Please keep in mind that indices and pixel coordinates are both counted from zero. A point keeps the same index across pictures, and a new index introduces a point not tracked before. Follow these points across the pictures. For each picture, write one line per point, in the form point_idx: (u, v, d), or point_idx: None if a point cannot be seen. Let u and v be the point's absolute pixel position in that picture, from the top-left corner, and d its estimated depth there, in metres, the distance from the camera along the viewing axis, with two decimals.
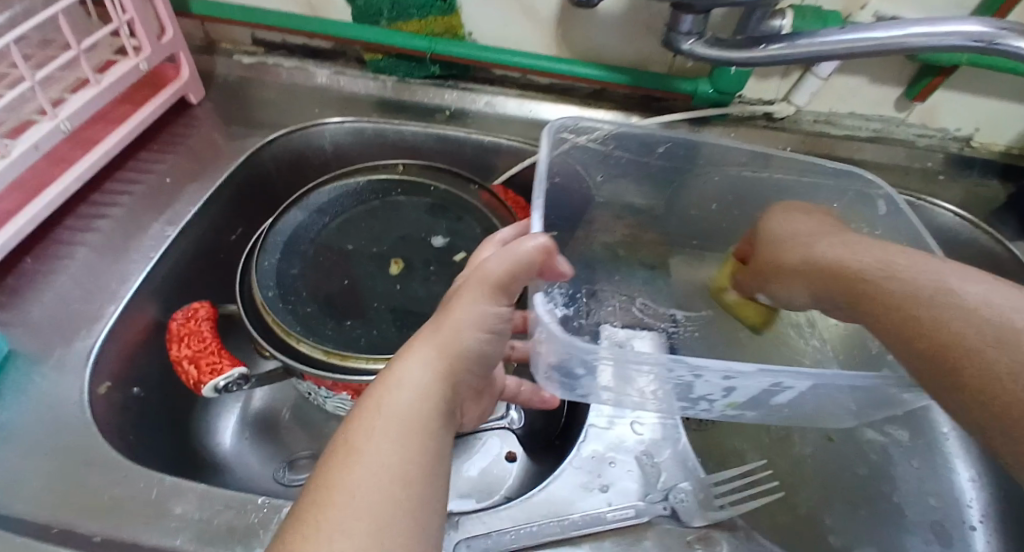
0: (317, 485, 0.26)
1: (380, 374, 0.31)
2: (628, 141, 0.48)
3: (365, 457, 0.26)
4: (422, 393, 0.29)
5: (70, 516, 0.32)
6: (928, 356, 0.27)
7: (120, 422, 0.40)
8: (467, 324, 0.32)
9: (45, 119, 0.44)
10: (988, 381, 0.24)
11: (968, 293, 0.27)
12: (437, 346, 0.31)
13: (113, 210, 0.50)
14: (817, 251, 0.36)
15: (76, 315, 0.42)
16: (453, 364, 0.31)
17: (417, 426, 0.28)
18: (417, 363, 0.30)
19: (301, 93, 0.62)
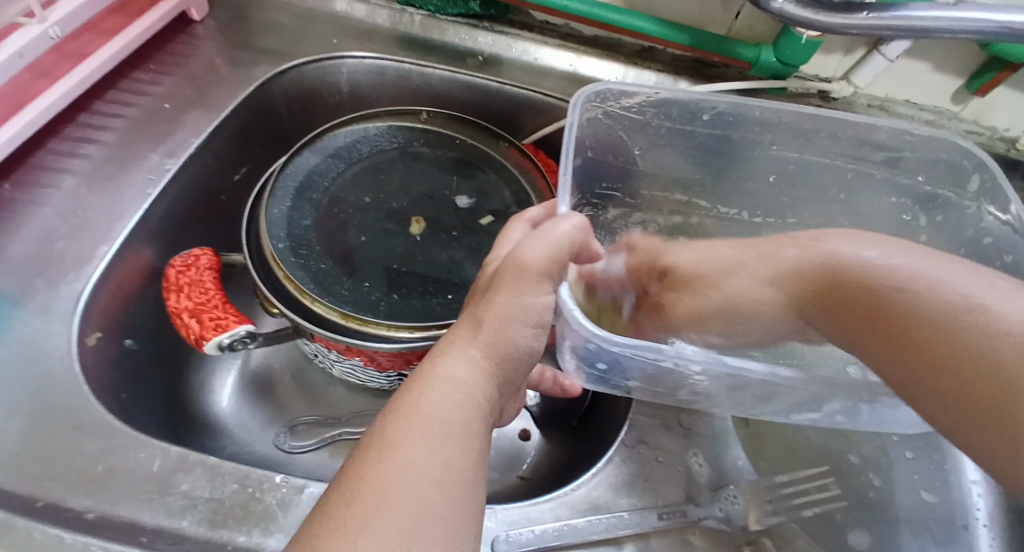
0: (346, 480, 0.22)
1: (419, 367, 0.27)
2: (675, 110, 0.43)
3: (402, 454, 0.22)
4: (467, 391, 0.26)
5: (61, 487, 0.29)
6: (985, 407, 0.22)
7: (111, 378, 0.36)
8: (517, 320, 0.27)
9: (32, 22, 0.38)
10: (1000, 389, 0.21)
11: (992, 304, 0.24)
12: (484, 341, 0.27)
13: (102, 136, 0.44)
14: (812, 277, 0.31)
15: (64, 254, 0.37)
16: (499, 362, 0.27)
17: (460, 426, 0.24)
18: (461, 357, 0.27)
19: (316, 20, 0.55)
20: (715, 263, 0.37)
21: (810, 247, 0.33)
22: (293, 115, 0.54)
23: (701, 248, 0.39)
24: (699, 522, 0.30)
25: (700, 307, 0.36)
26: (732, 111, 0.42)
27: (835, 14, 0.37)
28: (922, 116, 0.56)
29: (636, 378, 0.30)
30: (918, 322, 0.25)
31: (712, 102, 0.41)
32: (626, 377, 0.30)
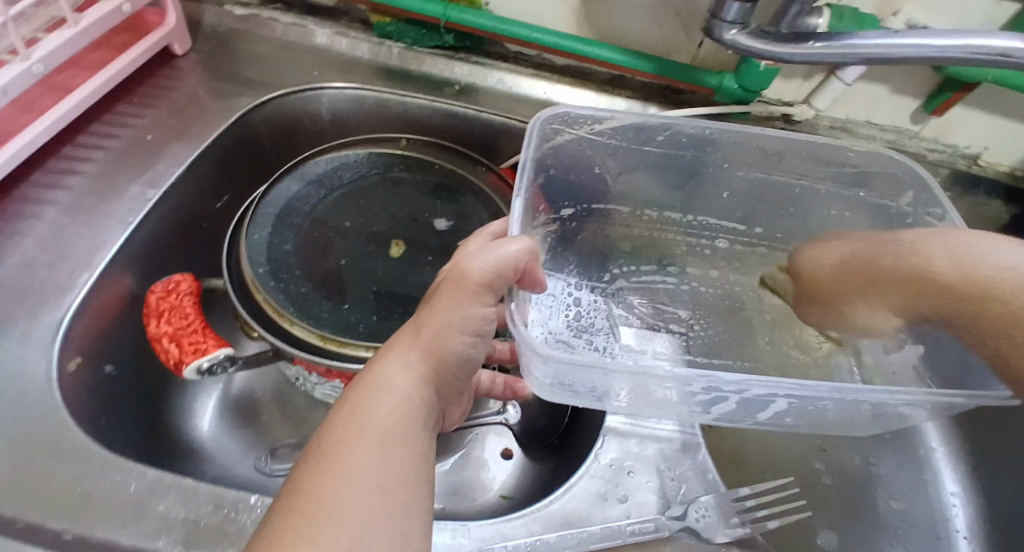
0: (291, 492, 0.24)
1: (358, 376, 0.29)
2: (635, 132, 0.44)
3: (341, 463, 0.24)
4: (404, 398, 0.27)
5: (36, 510, 0.29)
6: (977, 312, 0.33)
7: (90, 404, 0.37)
8: (452, 328, 0.29)
9: (16, 59, 0.39)
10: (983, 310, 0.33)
11: (990, 258, 0.33)
12: (420, 349, 0.29)
13: (86, 166, 0.45)
14: (850, 264, 0.40)
15: (44, 281, 0.38)
16: (435, 367, 0.29)
17: (398, 431, 0.26)
18: (398, 366, 0.28)
19: (299, 53, 0.57)
20: (906, 250, 0.37)
21: (923, 233, 0.37)
22: (277, 143, 0.56)
23: (820, 245, 0.44)
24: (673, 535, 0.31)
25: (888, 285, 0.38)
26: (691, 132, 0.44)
27: (791, 46, 0.39)
28: (883, 136, 0.59)
29: (599, 388, 0.30)
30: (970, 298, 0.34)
31: (668, 123, 0.44)
32: (590, 389, 0.30)
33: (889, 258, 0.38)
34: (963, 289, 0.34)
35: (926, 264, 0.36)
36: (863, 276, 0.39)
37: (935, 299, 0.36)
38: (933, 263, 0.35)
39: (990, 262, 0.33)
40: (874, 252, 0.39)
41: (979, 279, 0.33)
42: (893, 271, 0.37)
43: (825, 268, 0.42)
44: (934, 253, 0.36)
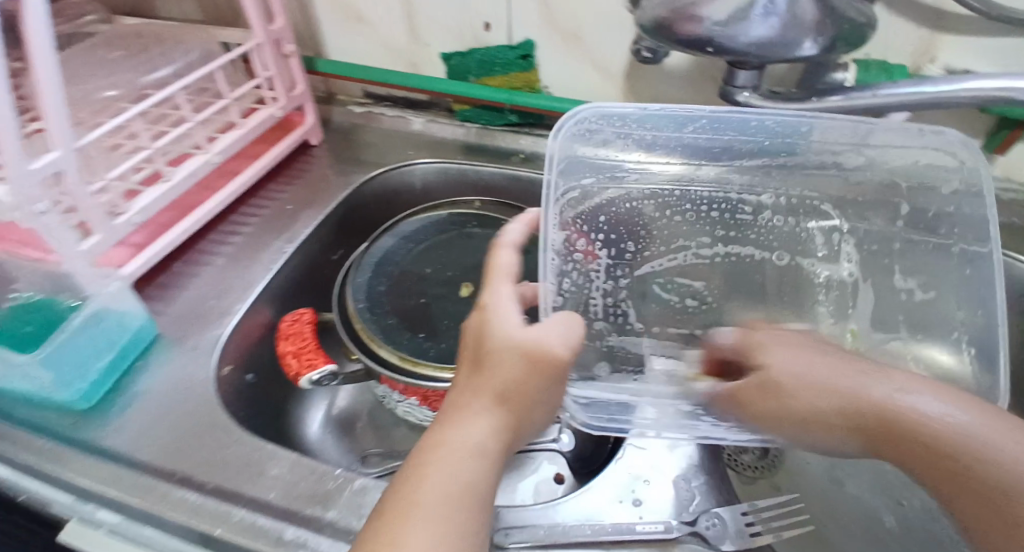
0: (378, 531, 0.28)
1: (441, 427, 0.33)
2: (664, 122, 0.45)
3: (421, 514, 0.28)
4: (481, 458, 0.31)
5: (189, 466, 0.39)
6: (990, 508, 0.28)
7: (235, 400, 0.49)
8: (528, 401, 0.33)
9: (200, 153, 0.56)
10: (958, 469, 0.29)
11: (1003, 447, 0.28)
12: (499, 415, 0.33)
13: (244, 228, 0.61)
14: (863, 418, 0.32)
15: (211, 308, 0.52)
16: (509, 430, 0.33)
17: (471, 491, 0.30)
18: (478, 427, 0.32)
19: (400, 137, 0.72)
20: (854, 384, 0.33)
21: (891, 383, 0.32)
22: (380, 208, 0.69)
23: (789, 346, 0.38)
24: (681, 538, 0.34)
25: (831, 423, 0.33)
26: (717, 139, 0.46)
27: (816, 101, 0.45)
28: None
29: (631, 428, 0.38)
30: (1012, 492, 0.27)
31: (697, 110, 0.43)
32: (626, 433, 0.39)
33: (879, 413, 0.32)
34: (973, 468, 0.28)
35: (943, 426, 0.30)
36: (845, 409, 0.33)
37: (917, 443, 0.30)
38: (922, 432, 0.30)
39: (958, 418, 0.30)
40: (878, 410, 0.32)
41: (929, 430, 0.30)
42: (819, 389, 0.34)
43: (806, 397, 0.34)
44: (985, 450, 0.29)
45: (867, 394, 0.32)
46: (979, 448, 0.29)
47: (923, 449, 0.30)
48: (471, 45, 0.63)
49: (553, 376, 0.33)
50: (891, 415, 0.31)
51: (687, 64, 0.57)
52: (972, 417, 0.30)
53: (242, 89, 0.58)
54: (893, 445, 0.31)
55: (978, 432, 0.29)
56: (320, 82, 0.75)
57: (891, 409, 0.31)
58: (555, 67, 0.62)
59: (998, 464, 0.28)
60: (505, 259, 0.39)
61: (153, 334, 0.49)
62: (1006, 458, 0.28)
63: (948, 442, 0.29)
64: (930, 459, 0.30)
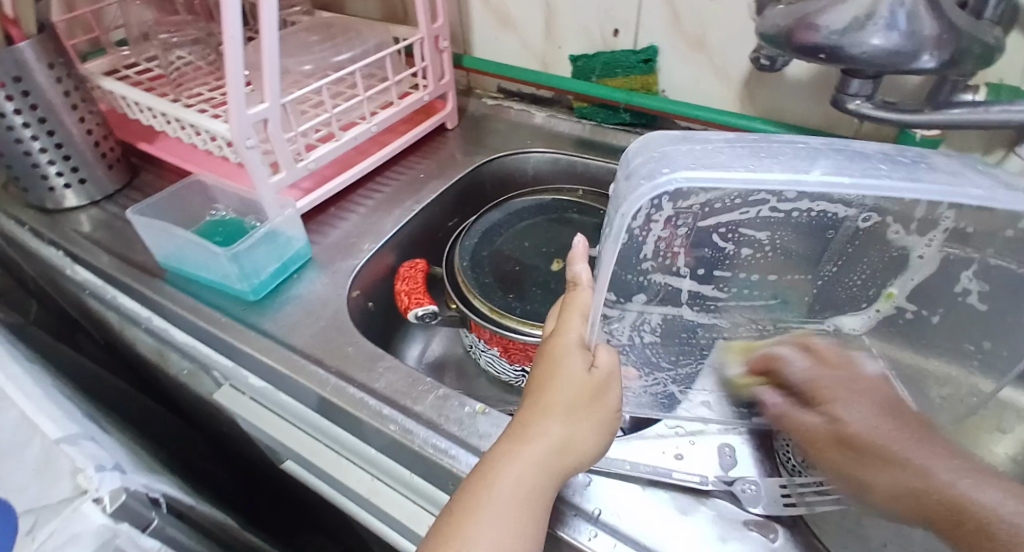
0: (454, 515, 0.34)
1: (511, 431, 0.36)
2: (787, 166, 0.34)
3: (489, 510, 0.33)
4: (542, 467, 0.35)
5: (320, 353, 0.48)
6: (916, 506, 0.30)
7: (358, 320, 0.59)
8: (591, 427, 0.36)
9: (364, 121, 0.68)
10: (955, 514, 0.28)
11: (980, 497, 0.28)
12: (563, 433, 0.35)
13: (384, 189, 0.72)
14: (910, 482, 0.31)
15: (350, 245, 0.63)
16: (571, 447, 0.36)
17: (533, 495, 0.34)
18: (542, 440, 0.35)
19: (523, 128, 0.80)
20: (884, 437, 0.33)
21: (932, 454, 0.31)
22: (496, 188, 0.78)
23: (856, 396, 0.35)
24: (708, 495, 0.38)
25: (893, 485, 0.31)
26: (873, 187, 0.33)
27: (933, 113, 0.46)
28: None
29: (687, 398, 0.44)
30: (933, 495, 0.30)
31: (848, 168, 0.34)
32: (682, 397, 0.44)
33: (935, 483, 0.30)
34: (938, 495, 0.29)
35: (988, 511, 0.27)
36: (850, 446, 0.33)
37: (941, 512, 0.29)
38: (952, 504, 0.29)
39: (936, 465, 0.30)
40: (848, 442, 0.34)
41: (960, 491, 0.29)
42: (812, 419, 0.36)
43: (864, 451, 0.33)
44: (995, 518, 0.27)
45: (926, 475, 0.30)
46: (913, 469, 0.31)
47: (960, 519, 0.28)
48: (599, 48, 0.70)
49: (602, 428, 0.37)
50: (904, 470, 0.31)
51: (807, 77, 0.59)
52: (1008, 499, 0.27)
53: (402, 75, 0.70)
54: (959, 531, 0.28)
55: (995, 500, 0.28)
56: (463, 76, 0.86)
57: (901, 459, 0.31)
58: (675, 71, 0.66)
59: (960, 503, 0.28)
60: (579, 296, 0.39)
61: (306, 257, 0.60)
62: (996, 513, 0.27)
63: (946, 492, 0.29)
64: (955, 531, 0.28)
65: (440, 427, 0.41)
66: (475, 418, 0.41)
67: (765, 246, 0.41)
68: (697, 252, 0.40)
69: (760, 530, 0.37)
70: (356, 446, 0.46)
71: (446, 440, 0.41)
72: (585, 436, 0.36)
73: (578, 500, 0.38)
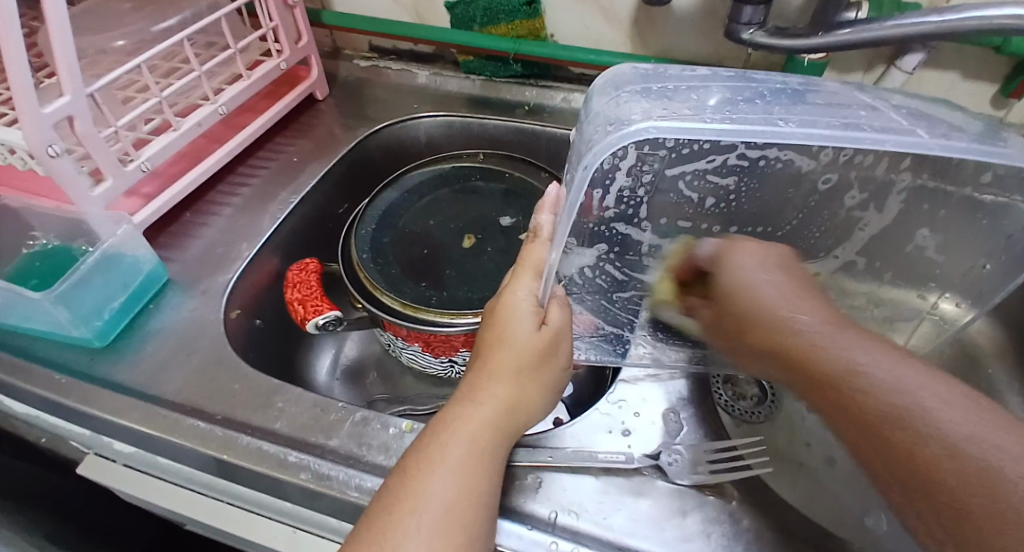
0: (399, 479, 0.30)
1: (459, 392, 0.34)
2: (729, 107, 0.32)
3: (440, 469, 0.30)
4: (492, 425, 0.32)
5: (200, 400, 0.41)
6: (877, 439, 0.25)
7: (244, 343, 0.51)
8: (539, 383, 0.34)
9: (208, 104, 0.56)
10: (882, 421, 0.25)
11: (876, 376, 0.26)
12: (512, 389, 0.33)
13: (252, 180, 0.61)
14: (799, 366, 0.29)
15: (220, 257, 0.53)
16: (521, 405, 0.34)
17: (485, 453, 0.31)
18: (491, 398, 0.33)
19: (405, 91, 0.72)
20: (794, 307, 0.32)
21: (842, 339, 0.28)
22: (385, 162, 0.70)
23: (762, 264, 0.35)
24: (640, 470, 0.36)
25: (764, 352, 0.32)
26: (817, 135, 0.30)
27: (823, 35, 0.44)
28: None
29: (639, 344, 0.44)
30: (875, 404, 0.25)
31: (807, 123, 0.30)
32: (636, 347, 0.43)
33: (887, 418, 0.25)
34: (893, 429, 0.24)
35: (886, 388, 0.25)
36: (763, 333, 0.31)
37: (859, 410, 0.26)
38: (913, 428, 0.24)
39: (921, 388, 0.25)
40: (801, 355, 0.29)
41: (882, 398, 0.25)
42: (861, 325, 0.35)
43: (828, 364, 0.28)
44: (940, 428, 0.23)
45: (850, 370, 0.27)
46: (872, 384, 0.26)
47: (878, 445, 0.25)
48: None
49: (550, 383, 0.35)
50: (786, 336, 0.30)
51: (696, 8, 0.55)
52: (928, 382, 0.25)
53: (246, 41, 0.58)
54: (881, 440, 0.25)
55: (965, 426, 0.23)
56: (326, 36, 0.74)
57: (782, 327, 0.31)
58: (562, 14, 0.61)
59: (917, 428, 0.24)
60: (532, 253, 0.35)
61: (164, 279, 0.51)
62: (964, 440, 0.22)
63: (884, 413, 0.25)
64: (862, 415, 0.26)
65: (364, 461, 0.36)
66: (403, 440, 0.37)
67: (729, 195, 0.39)
68: (659, 201, 0.38)
69: (716, 495, 0.35)
70: (265, 500, 0.39)
71: (372, 475, 0.35)
72: (531, 393, 0.34)
73: (529, 507, 0.35)
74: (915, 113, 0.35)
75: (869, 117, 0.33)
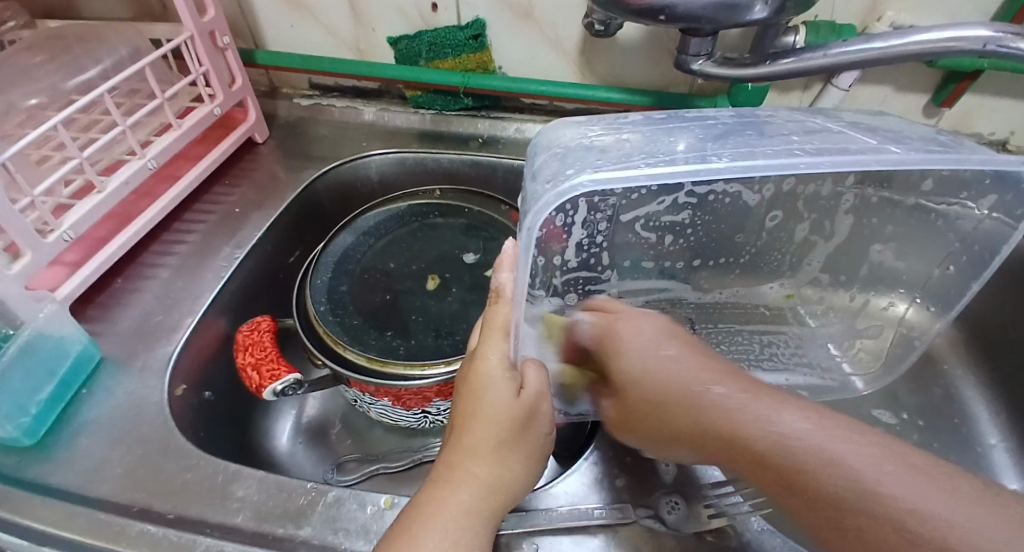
0: None
1: (437, 470, 0.32)
2: (646, 148, 0.31)
3: None
4: (471, 509, 0.30)
5: (148, 497, 0.37)
6: (830, 515, 0.26)
7: (193, 420, 0.46)
8: (519, 457, 0.32)
9: (135, 158, 0.51)
10: (833, 492, 0.26)
11: (852, 453, 0.26)
12: (492, 467, 0.31)
13: (190, 236, 0.56)
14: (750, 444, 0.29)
15: (158, 326, 0.48)
16: (501, 483, 0.32)
17: (463, 543, 0.29)
18: (470, 478, 0.31)
19: (351, 129, 0.69)
20: (692, 375, 0.33)
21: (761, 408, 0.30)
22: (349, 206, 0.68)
23: (641, 328, 0.37)
24: (638, 521, 0.34)
25: (692, 430, 0.32)
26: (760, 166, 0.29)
27: (768, 65, 0.45)
28: None
29: None
30: (792, 461, 0.27)
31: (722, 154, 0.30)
32: None
33: (781, 469, 0.28)
34: (856, 510, 0.25)
35: (845, 473, 0.26)
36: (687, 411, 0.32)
37: (801, 482, 0.27)
38: (817, 485, 0.26)
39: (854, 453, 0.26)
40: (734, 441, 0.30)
41: (828, 472, 0.26)
42: (662, 377, 0.34)
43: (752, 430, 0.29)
44: (826, 474, 0.26)
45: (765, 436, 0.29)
46: (824, 466, 0.26)
47: (824, 508, 0.26)
48: (420, 27, 0.60)
49: (532, 450, 0.33)
50: (704, 411, 0.31)
51: (642, 36, 0.56)
52: (815, 429, 0.28)
53: (174, 88, 0.53)
54: (823, 505, 0.26)
55: (856, 455, 0.26)
56: (261, 75, 0.70)
57: (693, 404, 0.32)
58: (509, 46, 0.60)
59: (849, 481, 0.25)
60: (499, 311, 0.33)
61: (96, 358, 0.45)
62: (917, 512, 0.23)
63: (841, 497, 0.25)
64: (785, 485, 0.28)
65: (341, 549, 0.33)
66: (383, 518, 0.34)
67: (685, 229, 0.43)
68: (619, 242, 0.41)
69: (719, 539, 0.34)
70: None
71: None
72: (513, 464, 0.32)
73: None
74: (855, 125, 0.36)
75: (811, 142, 0.33)
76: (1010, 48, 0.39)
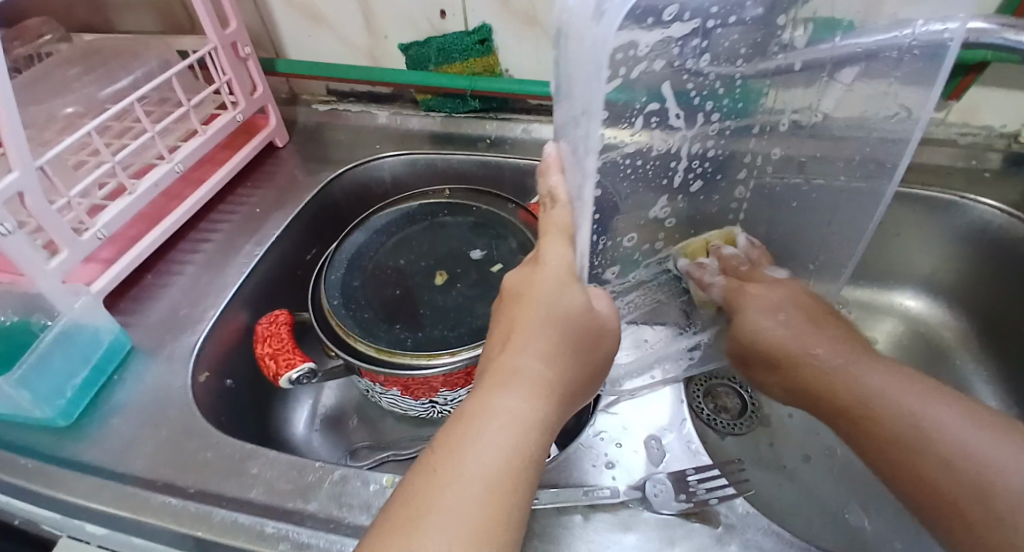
0: (435, 454, 0.27)
1: (495, 357, 0.32)
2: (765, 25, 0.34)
3: (485, 425, 0.28)
4: (538, 380, 0.30)
5: (173, 473, 0.40)
6: (938, 500, 0.30)
7: (215, 405, 0.49)
8: (558, 342, 0.32)
9: (163, 163, 0.55)
10: (942, 487, 0.30)
11: (955, 443, 0.30)
12: (551, 340, 0.32)
13: (214, 235, 0.60)
14: (876, 426, 0.34)
15: (184, 318, 0.52)
16: (557, 370, 0.31)
17: (534, 417, 0.29)
18: (532, 349, 0.31)
19: (366, 132, 0.72)
20: (807, 344, 0.41)
21: (914, 395, 0.34)
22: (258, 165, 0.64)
23: (801, 325, 0.43)
24: (627, 504, 0.36)
25: (868, 432, 0.35)
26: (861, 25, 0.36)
27: None
28: None
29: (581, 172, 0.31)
30: (926, 449, 0.31)
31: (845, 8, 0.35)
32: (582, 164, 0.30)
33: (928, 464, 0.31)
34: (971, 496, 0.29)
35: (949, 442, 0.31)
36: (800, 372, 0.41)
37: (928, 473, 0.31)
38: (951, 464, 0.30)
39: (975, 443, 0.30)
40: (869, 422, 0.35)
41: (924, 443, 0.32)
42: (807, 361, 0.41)
43: (888, 422, 0.34)
44: (991, 481, 0.28)
45: (903, 422, 0.33)
46: (950, 452, 0.30)
47: (948, 492, 0.30)
48: (429, 34, 0.63)
49: (543, 426, 0.29)
50: (880, 407, 0.35)
51: None
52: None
53: (200, 96, 0.57)
54: (929, 487, 0.31)
55: (1015, 466, 0.28)
56: (282, 83, 0.74)
57: (805, 366, 0.41)
58: (514, 50, 0.62)
59: (947, 458, 0.30)
60: (556, 215, 0.33)
61: (127, 347, 0.49)
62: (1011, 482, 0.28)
63: (946, 483, 0.30)
64: (928, 484, 0.31)
65: (345, 523, 0.35)
66: (384, 496, 0.36)
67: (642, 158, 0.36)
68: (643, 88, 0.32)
69: (704, 521, 0.35)
70: None
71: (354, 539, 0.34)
72: (530, 441, 0.28)
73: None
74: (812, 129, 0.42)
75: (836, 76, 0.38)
76: (999, 39, 0.39)
